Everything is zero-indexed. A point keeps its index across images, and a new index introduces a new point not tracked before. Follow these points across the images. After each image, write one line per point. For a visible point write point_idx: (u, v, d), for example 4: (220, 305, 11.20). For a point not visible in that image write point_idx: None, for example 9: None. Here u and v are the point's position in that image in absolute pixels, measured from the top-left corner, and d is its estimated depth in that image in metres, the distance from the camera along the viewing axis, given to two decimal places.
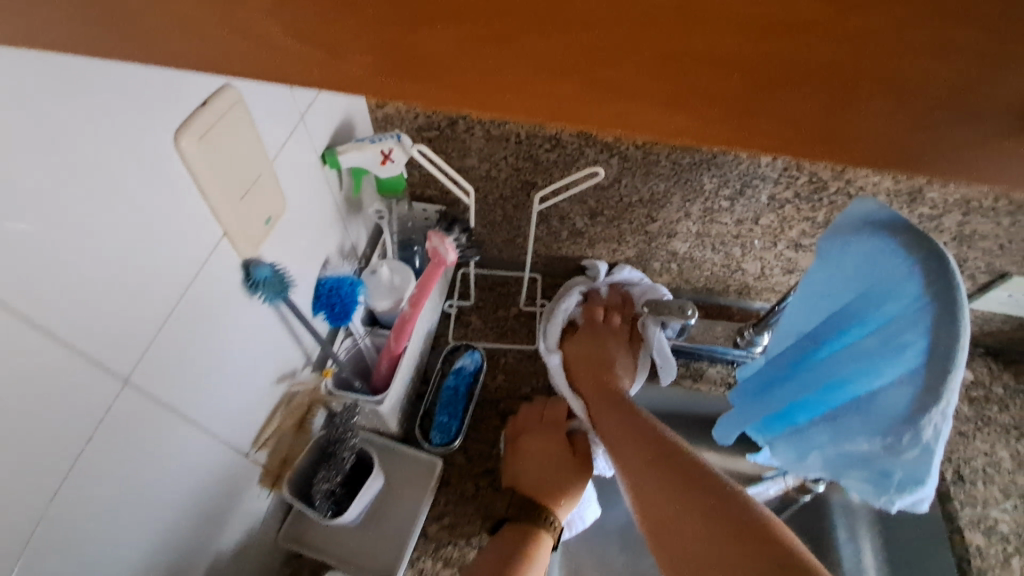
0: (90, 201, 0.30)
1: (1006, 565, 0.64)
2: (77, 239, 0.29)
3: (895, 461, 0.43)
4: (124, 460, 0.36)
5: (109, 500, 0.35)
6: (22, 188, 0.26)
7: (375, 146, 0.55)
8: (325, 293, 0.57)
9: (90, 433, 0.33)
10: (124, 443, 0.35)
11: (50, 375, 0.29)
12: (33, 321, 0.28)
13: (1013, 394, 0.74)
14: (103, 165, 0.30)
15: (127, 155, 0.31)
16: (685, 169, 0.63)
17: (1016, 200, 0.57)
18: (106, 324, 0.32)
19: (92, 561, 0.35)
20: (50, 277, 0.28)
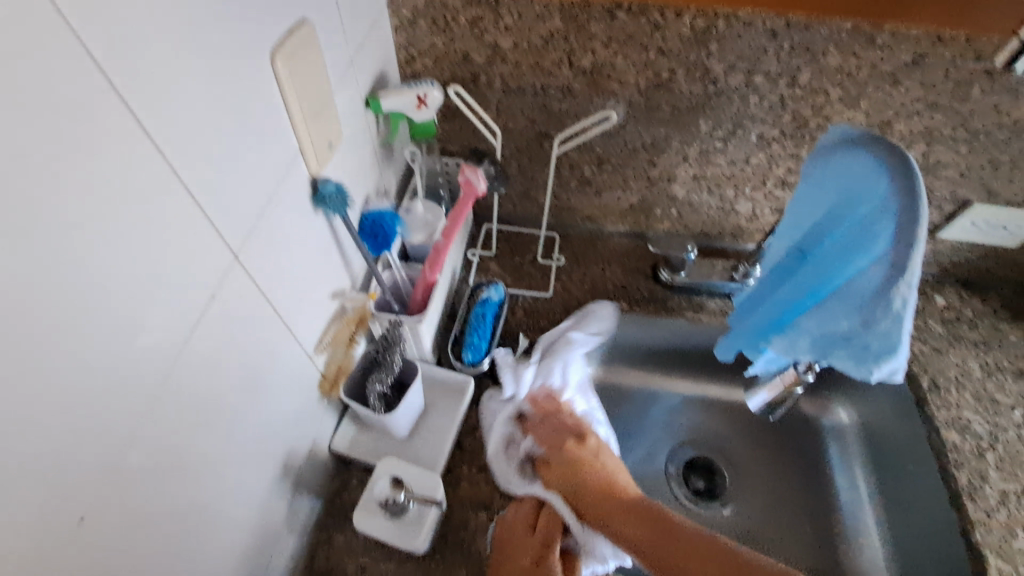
0: (215, 93, 0.37)
1: (980, 458, 0.70)
2: (204, 120, 0.36)
3: (871, 334, 0.51)
4: (232, 326, 0.43)
5: (219, 358, 0.42)
6: (173, 67, 0.33)
7: (413, 91, 0.63)
8: (369, 224, 0.64)
9: (212, 291, 0.40)
10: (232, 309, 0.42)
11: (186, 231, 0.36)
12: (180, 181, 0.35)
13: (981, 315, 0.83)
14: (223, 65, 0.38)
15: (238, 60, 0.39)
16: (683, 113, 0.71)
17: (972, 128, 0.66)
18: (221, 199, 0.39)
19: (209, 409, 0.42)
20: (191, 148, 0.36)
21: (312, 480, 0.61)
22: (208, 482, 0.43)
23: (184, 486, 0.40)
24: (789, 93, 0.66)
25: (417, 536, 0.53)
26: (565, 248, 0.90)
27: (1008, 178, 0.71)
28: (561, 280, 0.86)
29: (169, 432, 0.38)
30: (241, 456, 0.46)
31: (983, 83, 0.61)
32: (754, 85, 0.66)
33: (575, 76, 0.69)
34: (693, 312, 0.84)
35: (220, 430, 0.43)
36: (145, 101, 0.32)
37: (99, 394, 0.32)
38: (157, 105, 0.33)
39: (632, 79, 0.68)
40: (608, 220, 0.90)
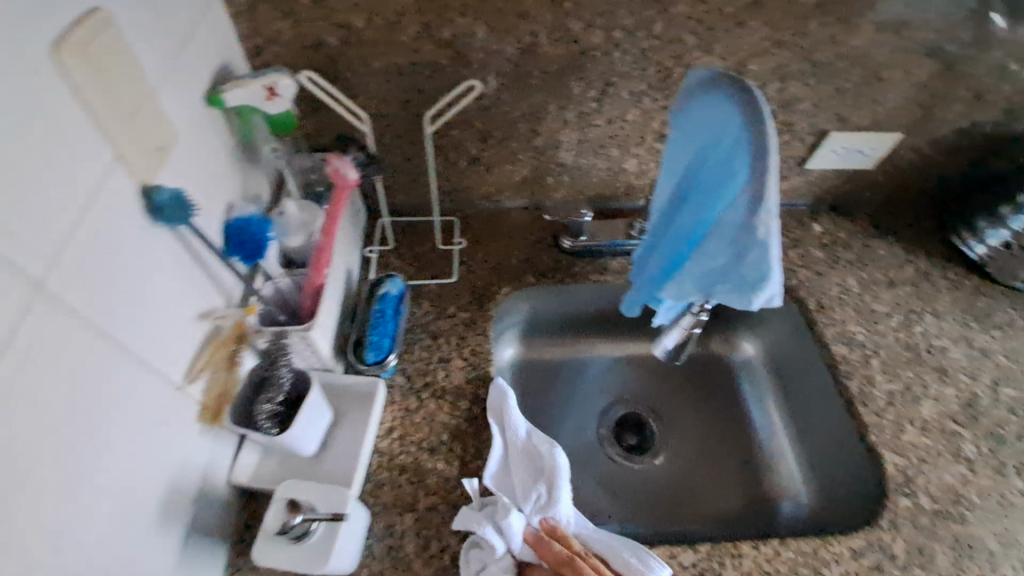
0: None
1: (866, 363, 0.76)
2: None
3: (745, 266, 0.53)
4: (50, 369, 0.36)
5: (41, 407, 0.35)
6: None
7: (259, 82, 0.57)
8: (234, 233, 0.58)
9: (7, 333, 0.33)
10: (47, 351, 0.36)
11: None
12: None
13: (853, 236, 0.90)
14: None
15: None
16: (554, 76, 0.71)
17: (816, 61, 0.70)
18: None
19: (39, 468, 0.36)
20: None
21: (211, 518, 0.55)
22: (60, 550, 0.37)
23: (30, 560, 0.35)
24: (649, 46, 0.67)
25: (325, 558, 0.49)
26: (465, 230, 0.88)
27: (855, 105, 0.76)
28: (465, 263, 0.84)
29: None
30: (102, 513, 0.41)
31: (818, 16, 0.65)
32: (616, 40, 0.67)
33: (438, 50, 0.67)
34: (598, 274, 0.85)
35: (66, 487, 0.38)
36: None
37: None
38: None
39: (497, 47, 0.67)
40: (504, 196, 0.89)
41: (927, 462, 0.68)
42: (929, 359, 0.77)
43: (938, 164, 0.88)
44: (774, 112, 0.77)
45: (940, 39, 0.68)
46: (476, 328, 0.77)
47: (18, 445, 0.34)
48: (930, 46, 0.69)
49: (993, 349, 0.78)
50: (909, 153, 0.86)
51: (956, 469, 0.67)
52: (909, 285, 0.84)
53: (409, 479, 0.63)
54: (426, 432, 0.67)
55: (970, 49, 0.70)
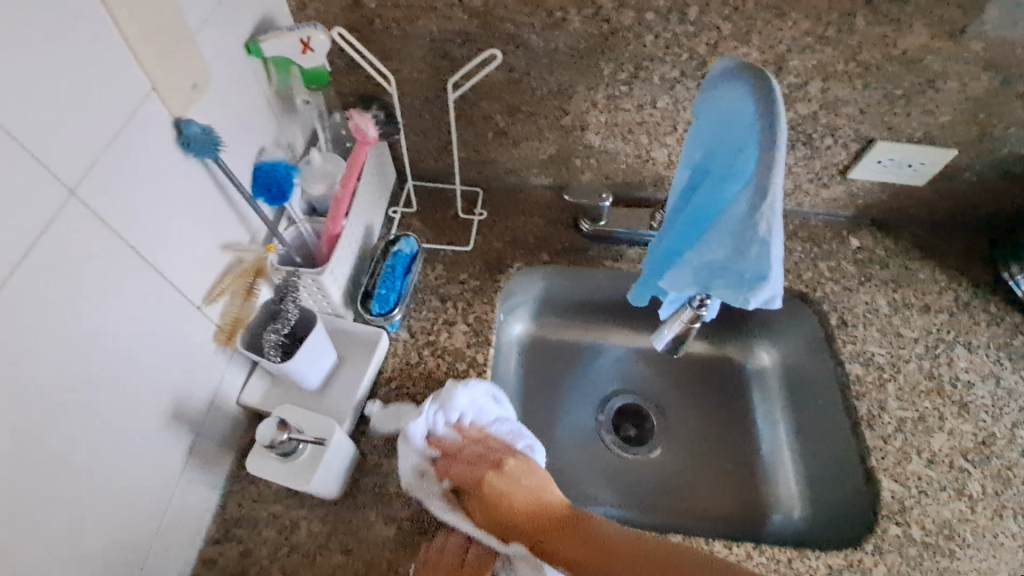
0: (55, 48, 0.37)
1: (880, 387, 0.73)
2: (65, 117, 0.39)
3: (743, 263, 0.52)
4: (92, 287, 0.43)
5: (91, 323, 0.44)
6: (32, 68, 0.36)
7: (295, 35, 0.59)
8: (262, 175, 0.63)
9: (24, 254, 0.38)
10: (77, 269, 0.42)
11: (15, 200, 0.36)
12: (19, 140, 0.36)
13: (893, 254, 0.85)
14: (65, 25, 0.38)
15: (86, 24, 0.39)
16: (583, 56, 0.69)
17: (862, 61, 0.66)
18: (59, 150, 0.39)
19: (76, 376, 0.43)
20: (61, 133, 0.39)
21: (220, 437, 0.62)
22: (84, 429, 0.44)
23: (61, 433, 0.43)
24: (682, 31, 0.65)
25: (309, 478, 0.53)
26: (486, 203, 0.89)
27: (905, 113, 0.72)
28: (483, 234, 0.86)
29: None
30: (124, 411, 0.48)
31: (866, 13, 0.61)
32: (647, 22, 0.65)
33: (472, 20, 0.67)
34: (613, 261, 0.84)
35: (102, 368, 0.45)
36: None
37: None
38: None
39: (526, 21, 0.66)
40: (528, 173, 0.89)
41: (926, 495, 0.66)
42: (952, 393, 0.73)
43: (997, 186, 0.81)
44: (815, 112, 0.73)
45: (998, 52, 0.64)
46: (483, 296, 0.79)
47: (49, 325, 0.40)
48: (986, 59, 0.65)
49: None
50: (966, 170, 0.79)
51: (955, 506, 0.66)
52: (945, 313, 0.80)
53: (400, 426, 0.68)
54: (421, 386, 0.71)
55: None
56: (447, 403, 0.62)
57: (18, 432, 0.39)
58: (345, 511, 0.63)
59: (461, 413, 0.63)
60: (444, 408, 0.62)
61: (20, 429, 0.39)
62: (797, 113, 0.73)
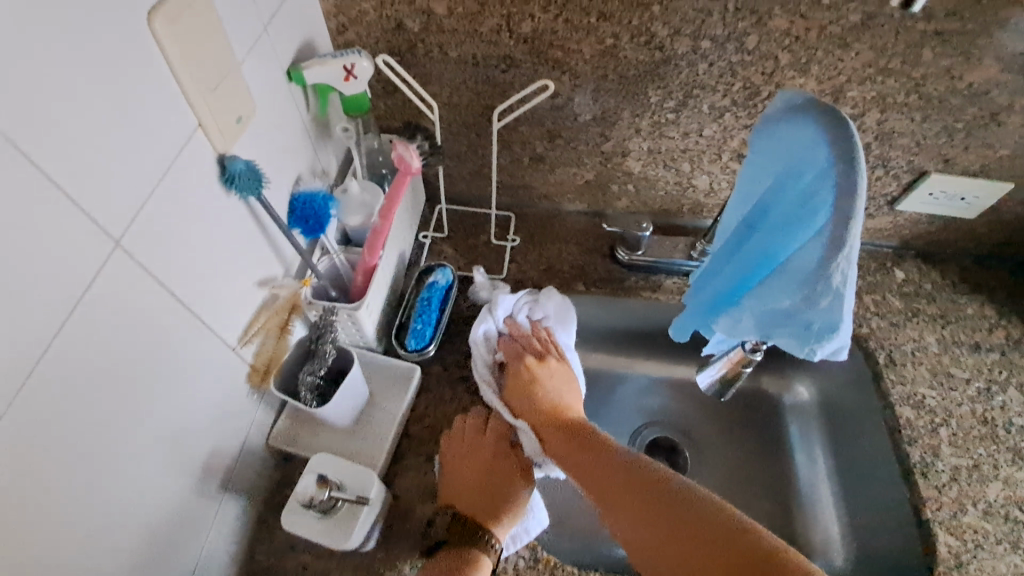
0: (102, 89, 0.35)
1: (933, 433, 0.70)
2: (109, 161, 0.37)
3: (810, 313, 0.49)
4: (135, 337, 0.41)
5: (132, 374, 0.41)
6: (78, 111, 0.34)
7: (338, 61, 0.58)
8: (299, 207, 0.60)
9: (70, 307, 0.35)
10: (121, 320, 0.39)
11: (58, 252, 0.34)
12: (64, 189, 0.34)
13: (940, 288, 0.82)
14: (112, 64, 0.36)
15: (134, 61, 0.37)
16: (631, 82, 0.67)
17: (925, 93, 0.63)
18: (103, 195, 0.37)
19: (118, 433, 0.41)
20: (106, 177, 0.36)
21: (247, 480, 0.59)
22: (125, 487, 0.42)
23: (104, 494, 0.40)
24: (738, 60, 0.63)
25: (348, 537, 0.50)
26: (519, 229, 0.87)
27: (963, 145, 0.69)
28: (516, 262, 0.83)
29: (24, 453, 0.34)
30: (160, 466, 0.46)
31: (935, 45, 0.59)
32: (702, 50, 0.62)
33: (518, 45, 0.65)
34: (651, 291, 0.82)
35: (144, 421, 0.43)
36: (31, 126, 0.31)
37: (16, 418, 0.33)
38: (35, 122, 0.32)
39: (576, 47, 0.65)
40: (562, 198, 0.87)
41: (984, 549, 0.63)
42: (1007, 439, 0.70)
43: None
44: (869, 144, 0.70)
45: None
46: None
47: (94, 383, 0.38)
48: None
49: None
50: (1019, 204, 0.77)
51: (1013, 562, 0.63)
52: (997, 352, 0.77)
53: (435, 468, 0.65)
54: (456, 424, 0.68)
55: None
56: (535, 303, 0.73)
57: (59, 501, 0.37)
58: (378, 560, 0.60)
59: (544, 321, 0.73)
60: (535, 303, 0.73)
61: (64, 494, 0.37)
62: None
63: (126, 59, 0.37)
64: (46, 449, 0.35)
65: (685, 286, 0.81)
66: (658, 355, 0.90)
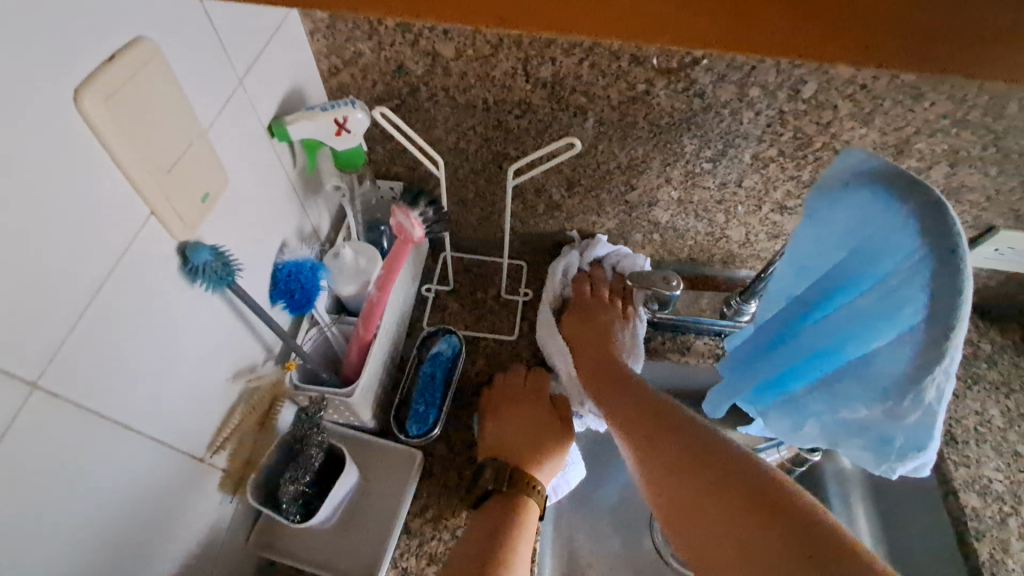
0: (8, 195, 0.27)
1: (1003, 526, 0.61)
2: (17, 283, 0.29)
3: (893, 427, 0.41)
4: (65, 484, 0.33)
5: (59, 529, 0.33)
6: None
7: (329, 114, 0.50)
8: (284, 279, 0.52)
9: None
10: (40, 472, 0.31)
11: None
12: None
13: (1001, 349, 0.74)
14: (24, 162, 0.28)
15: (56, 153, 0.29)
16: (663, 130, 0.59)
17: (1004, 147, 0.55)
18: (10, 327, 0.29)
19: None
20: (13, 305, 0.28)
21: None
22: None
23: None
24: (790, 108, 0.55)
25: None
26: (532, 279, 0.79)
27: None
28: (528, 319, 0.75)
29: None
30: None
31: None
32: (749, 98, 0.54)
33: (535, 91, 0.57)
34: (680, 353, 0.73)
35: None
36: None
37: None
38: None
39: (602, 93, 0.56)
40: None
41: None
42: None
43: None
44: None
45: None
46: None
47: (5, 556, 0.30)
48: None
49: None
50: None
51: None
52: None
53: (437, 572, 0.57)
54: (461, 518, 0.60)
55: None
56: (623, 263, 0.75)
57: None
58: None
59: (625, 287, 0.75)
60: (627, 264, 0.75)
61: None
62: None
63: (47, 153, 0.29)
64: None
65: (717, 347, 0.73)
66: None
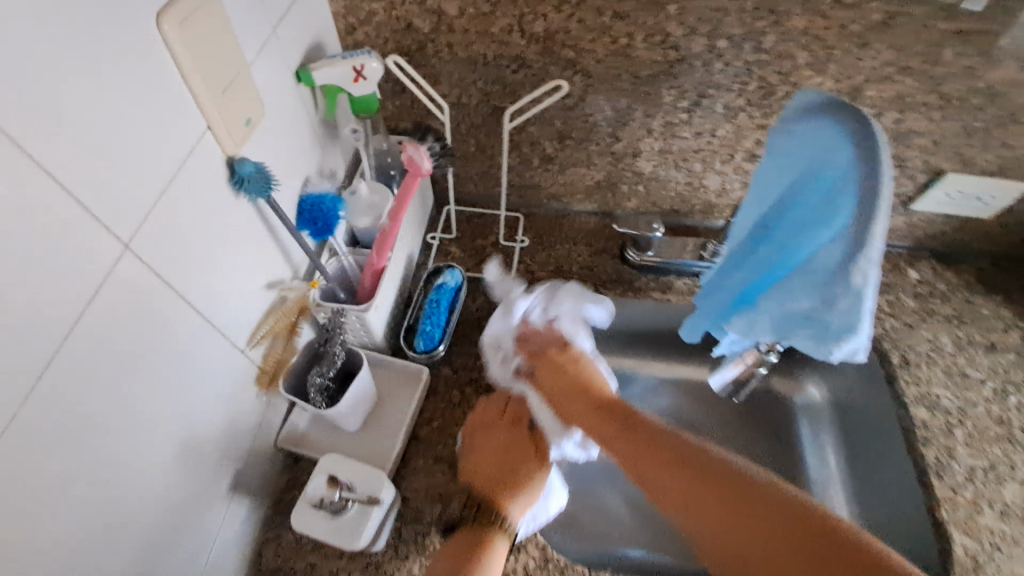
0: (111, 92, 0.35)
1: (948, 433, 0.69)
2: (117, 164, 0.37)
3: (828, 314, 0.49)
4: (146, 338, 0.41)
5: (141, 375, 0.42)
6: (88, 116, 0.34)
7: (347, 62, 0.58)
8: (308, 209, 0.60)
9: (79, 310, 0.35)
10: (130, 323, 0.39)
11: (68, 258, 0.34)
12: (73, 193, 0.34)
13: (955, 288, 0.81)
14: (121, 67, 0.36)
15: (142, 64, 0.38)
16: (643, 82, 0.67)
17: (945, 93, 0.62)
18: (112, 197, 0.37)
19: (123, 438, 0.41)
20: (114, 180, 0.37)
21: (255, 480, 0.59)
22: (134, 491, 0.42)
23: (111, 498, 0.40)
24: (754, 59, 0.62)
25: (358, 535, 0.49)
26: (528, 229, 0.86)
27: (983, 145, 0.68)
28: (525, 263, 0.83)
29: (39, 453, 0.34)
30: (168, 467, 0.46)
31: (957, 44, 0.58)
32: (717, 50, 0.62)
33: (530, 45, 0.65)
34: (661, 292, 0.81)
35: (152, 424, 0.43)
36: (43, 132, 0.31)
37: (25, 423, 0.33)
38: (49, 126, 0.32)
39: (588, 46, 0.64)
40: (572, 198, 0.86)
41: (1003, 551, 0.62)
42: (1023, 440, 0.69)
43: None
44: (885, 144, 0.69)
45: None
46: None
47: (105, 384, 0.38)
48: None
49: None
50: None
51: None
52: (1014, 353, 0.75)
53: (443, 471, 0.64)
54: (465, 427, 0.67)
55: None
56: (547, 297, 0.74)
57: (68, 503, 0.37)
58: (387, 563, 0.58)
59: (555, 317, 0.73)
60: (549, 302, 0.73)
61: (75, 496, 0.37)
62: None
63: (136, 64, 0.37)
64: (57, 450, 0.35)
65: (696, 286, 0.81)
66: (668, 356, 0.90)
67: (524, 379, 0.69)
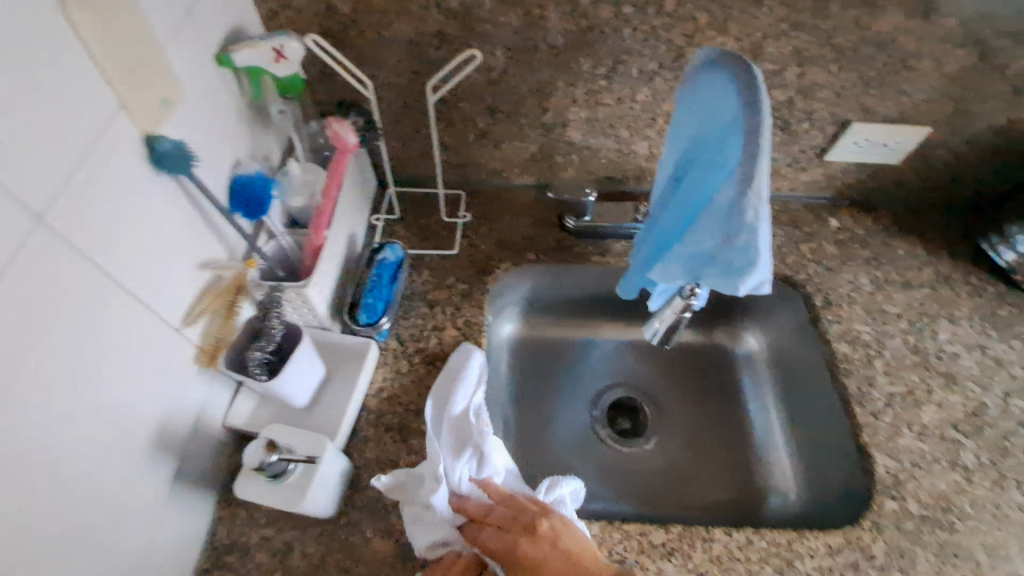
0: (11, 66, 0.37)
1: (868, 364, 0.74)
2: (22, 138, 0.38)
3: (731, 252, 0.52)
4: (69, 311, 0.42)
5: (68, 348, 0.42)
6: None
7: (267, 43, 0.59)
8: (239, 190, 0.61)
9: None
10: (49, 295, 0.40)
11: None
12: None
13: (872, 233, 0.86)
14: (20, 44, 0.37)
15: (44, 41, 0.39)
16: (561, 51, 0.70)
17: (838, 45, 0.67)
18: (18, 170, 0.38)
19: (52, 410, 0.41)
20: (21, 152, 0.38)
21: (206, 458, 0.60)
22: (48, 478, 0.42)
23: (26, 483, 0.40)
24: (658, 23, 0.66)
25: (301, 497, 0.51)
26: (471, 205, 0.89)
27: (880, 93, 0.73)
28: (469, 237, 0.85)
29: None
30: (103, 441, 0.47)
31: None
32: (625, 16, 0.65)
33: (448, 21, 0.67)
34: (600, 255, 0.85)
35: (82, 396, 0.44)
36: None
37: None
38: None
39: (504, 19, 0.67)
40: (511, 173, 0.89)
41: (920, 468, 0.65)
42: (938, 365, 0.74)
43: (969, 163, 0.82)
44: (792, 98, 0.74)
45: (973, 27, 0.64)
46: (473, 299, 0.79)
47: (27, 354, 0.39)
48: (962, 34, 0.65)
49: (1009, 359, 0.74)
50: (939, 146, 0.80)
51: (950, 477, 0.65)
52: (927, 288, 0.80)
53: (394, 438, 0.66)
54: (414, 395, 0.69)
55: (1007, 39, 0.65)
56: (488, 456, 0.59)
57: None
58: (340, 528, 0.60)
59: (493, 473, 0.60)
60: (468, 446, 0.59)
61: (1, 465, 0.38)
62: (775, 99, 0.74)
63: (38, 40, 0.38)
64: None
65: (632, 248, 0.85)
66: (614, 318, 0.96)
67: (461, 539, 0.57)
